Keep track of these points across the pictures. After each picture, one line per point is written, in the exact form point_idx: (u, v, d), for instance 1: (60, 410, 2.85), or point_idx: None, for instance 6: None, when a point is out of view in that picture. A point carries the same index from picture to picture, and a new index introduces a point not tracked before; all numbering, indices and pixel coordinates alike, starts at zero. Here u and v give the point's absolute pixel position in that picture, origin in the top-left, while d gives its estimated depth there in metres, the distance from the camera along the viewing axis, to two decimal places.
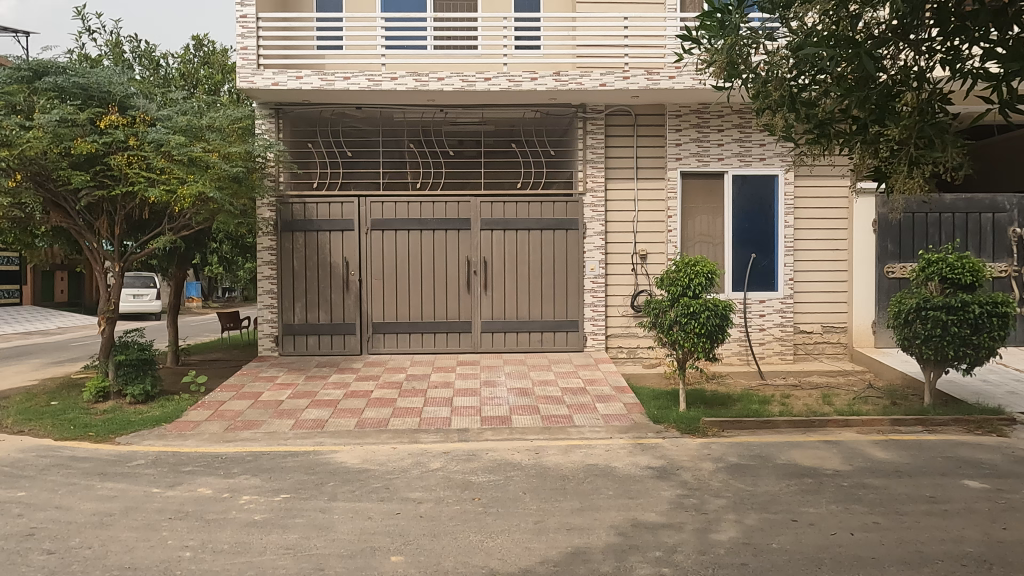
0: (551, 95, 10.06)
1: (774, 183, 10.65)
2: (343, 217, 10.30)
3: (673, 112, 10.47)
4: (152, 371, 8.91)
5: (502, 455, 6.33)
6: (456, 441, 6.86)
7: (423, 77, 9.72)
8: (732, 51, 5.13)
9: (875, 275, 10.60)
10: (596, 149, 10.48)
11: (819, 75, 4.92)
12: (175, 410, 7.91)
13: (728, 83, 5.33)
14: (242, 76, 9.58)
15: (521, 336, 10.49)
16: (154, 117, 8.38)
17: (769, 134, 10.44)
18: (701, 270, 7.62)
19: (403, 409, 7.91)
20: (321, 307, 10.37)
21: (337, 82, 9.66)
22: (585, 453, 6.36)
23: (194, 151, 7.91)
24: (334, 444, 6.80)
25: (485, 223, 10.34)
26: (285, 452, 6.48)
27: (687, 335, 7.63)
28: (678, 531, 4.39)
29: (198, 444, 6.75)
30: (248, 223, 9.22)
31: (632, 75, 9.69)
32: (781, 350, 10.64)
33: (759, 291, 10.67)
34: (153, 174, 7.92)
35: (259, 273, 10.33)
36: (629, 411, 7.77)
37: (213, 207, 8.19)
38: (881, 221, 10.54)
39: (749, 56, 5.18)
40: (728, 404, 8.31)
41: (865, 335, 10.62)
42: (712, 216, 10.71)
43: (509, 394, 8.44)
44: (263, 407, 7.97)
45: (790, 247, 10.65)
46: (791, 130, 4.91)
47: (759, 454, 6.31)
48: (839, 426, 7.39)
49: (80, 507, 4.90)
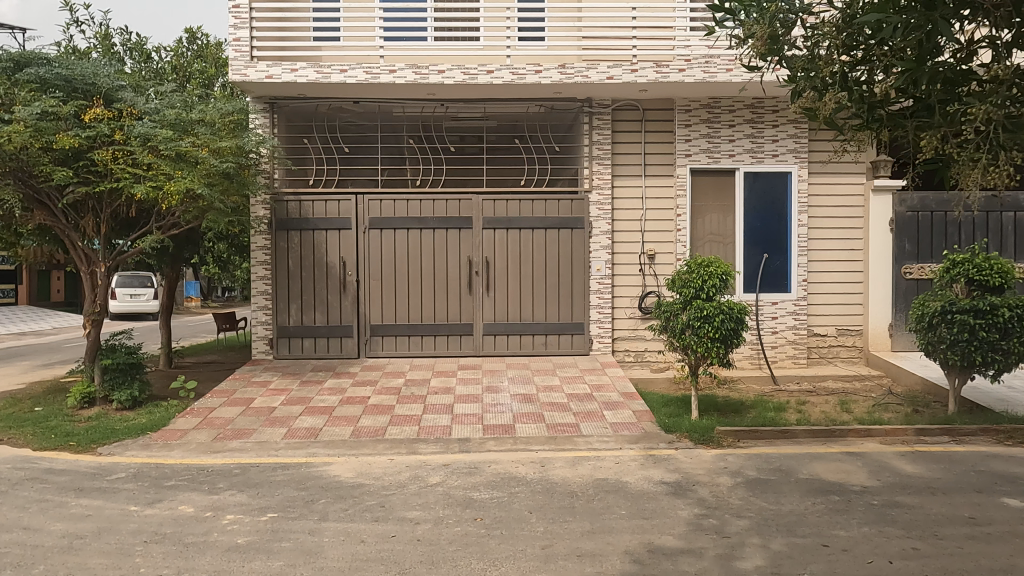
0: (556, 89, 9.69)
1: (787, 181, 10.25)
2: (340, 216, 9.92)
3: (682, 106, 10.10)
4: (141, 376, 8.54)
5: (506, 468, 5.95)
6: (457, 452, 6.48)
7: (423, 70, 9.34)
8: (773, 21, 4.67)
9: (893, 276, 10.22)
10: (603, 145, 10.09)
11: (873, 50, 4.45)
12: (163, 418, 7.54)
13: (763, 60, 4.84)
14: (235, 68, 9.23)
15: (524, 339, 10.12)
16: (141, 110, 8.00)
17: (782, 129, 10.06)
18: (715, 271, 7.24)
19: (401, 416, 7.54)
20: (317, 309, 10.00)
21: (334, 75, 9.31)
22: (595, 466, 5.98)
23: (182, 146, 7.57)
24: (328, 455, 6.42)
25: (487, 221, 9.98)
26: (276, 464, 6.11)
27: (700, 339, 7.23)
28: (699, 558, 4.01)
29: (185, 455, 6.38)
30: (239, 222, 8.84)
31: (640, 68, 9.35)
32: (795, 354, 10.26)
33: (772, 292, 10.29)
34: (140, 170, 7.54)
35: (254, 273, 9.97)
36: (639, 420, 7.40)
37: (202, 204, 7.81)
38: (898, 219, 10.16)
39: (788, 31, 4.76)
40: (741, 412, 7.93)
41: (882, 338, 10.24)
42: (723, 214, 10.32)
43: (512, 400, 8.07)
44: (255, 415, 7.60)
45: (804, 247, 10.26)
46: (843, 109, 4.43)
47: (780, 467, 5.93)
48: (861, 436, 7.02)
49: (49, 529, 4.53)
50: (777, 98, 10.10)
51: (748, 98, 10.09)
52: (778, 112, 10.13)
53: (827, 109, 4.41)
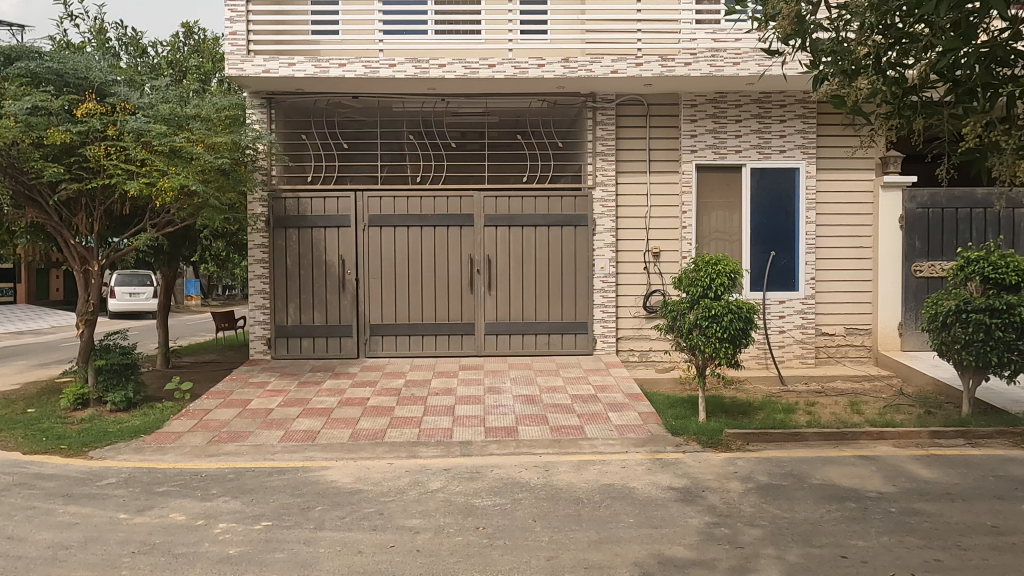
0: (559, 83, 9.50)
1: (794, 177, 10.06)
2: (339, 213, 9.74)
3: (688, 101, 9.90)
4: (136, 377, 8.37)
5: (509, 473, 5.77)
6: (458, 456, 6.30)
7: (423, 64, 9.14)
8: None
9: (902, 274, 10.02)
10: (606, 141, 9.90)
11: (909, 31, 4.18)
12: (157, 420, 7.36)
13: (787, 41, 4.57)
14: (231, 63, 9.04)
15: (527, 338, 9.93)
16: (135, 105, 7.80)
17: (790, 124, 9.86)
18: (723, 269, 7.05)
19: (401, 418, 7.35)
20: (316, 308, 9.82)
21: (332, 69, 9.11)
22: (600, 471, 5.80)
23: (177, 142, 7.39)
24: (325, 459, 6.24)
25: (489, 218, 9.79)
26: (272, 468, 5.93)
27: (708, 339, 7.04)
28: (712, 571, 3.83)
29: (178, 459, 6.20)
30: (236, 220, 8.65)
31: (645, 61, 9.15)
32: (802, 354, 10.07)
33: (779, 291, 10.09)
34: (133, 166, 7.35)
35: (251, 271, 9.78)
36: (645, 422, 7.21)
37: (197, 201, 7.62)
38: (908, 216, 9.95)
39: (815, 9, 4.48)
40: (749, 413, 7.75)
41: (891, 338, 10.05)
42: (729, 211, 10.12)
43: (515, 402, 7.88)
44: (251, 417, 7.42)
45: (812, 245, 10.06)
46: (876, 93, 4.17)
47: (791, 472, 5.75)
48: (873, 438, 6.83)
49: (34, 538, 4.35)
50: (785, 93, 9.90)
51: (755, 93, 9.90)
52: (786, 106, 9.92)
53: (856, 92, 4.17)
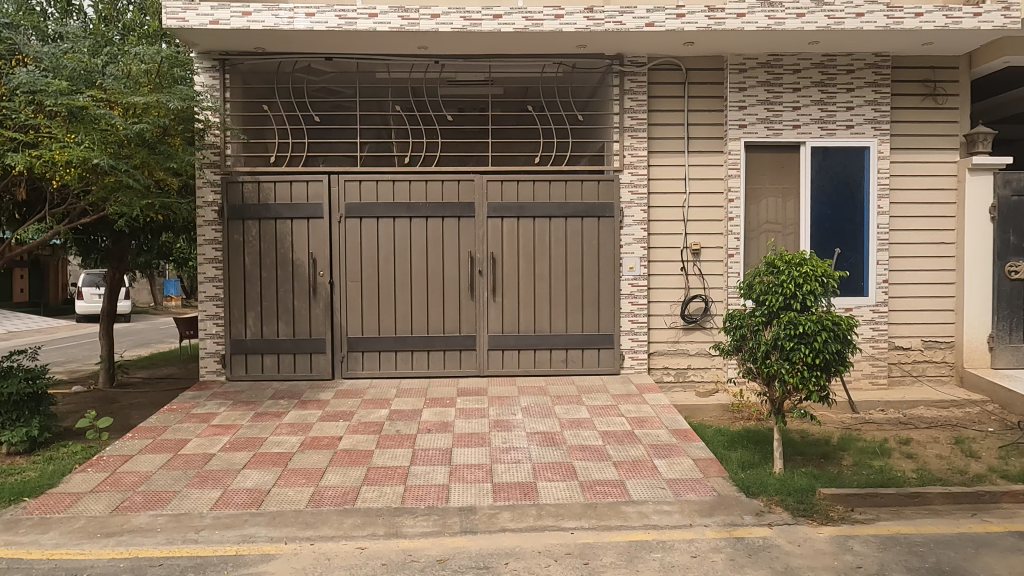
0: (580, 41, 7.71)
1: (863, 158, 8.28)
2: (308, 201, 7.92)
3: (735, 65, 8.12)
4: (43, 409, 6.53)
5: (530, 570, 3.98)
6: (457, 535, 4.48)
7: (412, 13, 7.27)
8: None
9: (995, 275, 8.29)
10: (637, 113, 8.12)
11: None
12: (55, 473, 5.52)
13: None
14: (169, 10, 7.08)
15: (539, 355, 8.12)
16: (32, 57, 6.06)
17: (858, 94, 8.11)
18: (813, 272, 5.24)
19: (381, 470, 5.52)
20: (281, 318, 8.01)
21: (297, 20, 7.25)
22: (665, 567, 4.01)
23: (78, 100, 5.59)
24: (270, 542, 4.41)
25: (494, 208, 7.98)
26: (188, 561, 4.11)
27: (792, 366, 5.26)
28: None
29: (59, 543, 4.37)
30: (167, 207, 6.80)
31: (688, 12, 7.36)
32: (874, 372, 8.28)
33: (846, 297, 8.28)
34: (18, 133, 5.56)
35: (202, 273, 7.99)
36: (706, 475, 5.40)
37: (110, 180, 5.79)
38: (1001, 206, 8.25)
39: None
40: (835, 458, 5.98)
41: (979, 353, 8.31)
42: (784, 199, 8.31)
43: (530, 444, 6.07)
44: (182, 468, 5.59)
45: (884, 240, 8.27)
46: None
47: (941, 568, 3.96)
48: (1020, 501, 5.05)
49: None
50: (852, 56, 8.17)
51: (817, 56, 8.16)
52: (854, 72, 8.17)
53: None
